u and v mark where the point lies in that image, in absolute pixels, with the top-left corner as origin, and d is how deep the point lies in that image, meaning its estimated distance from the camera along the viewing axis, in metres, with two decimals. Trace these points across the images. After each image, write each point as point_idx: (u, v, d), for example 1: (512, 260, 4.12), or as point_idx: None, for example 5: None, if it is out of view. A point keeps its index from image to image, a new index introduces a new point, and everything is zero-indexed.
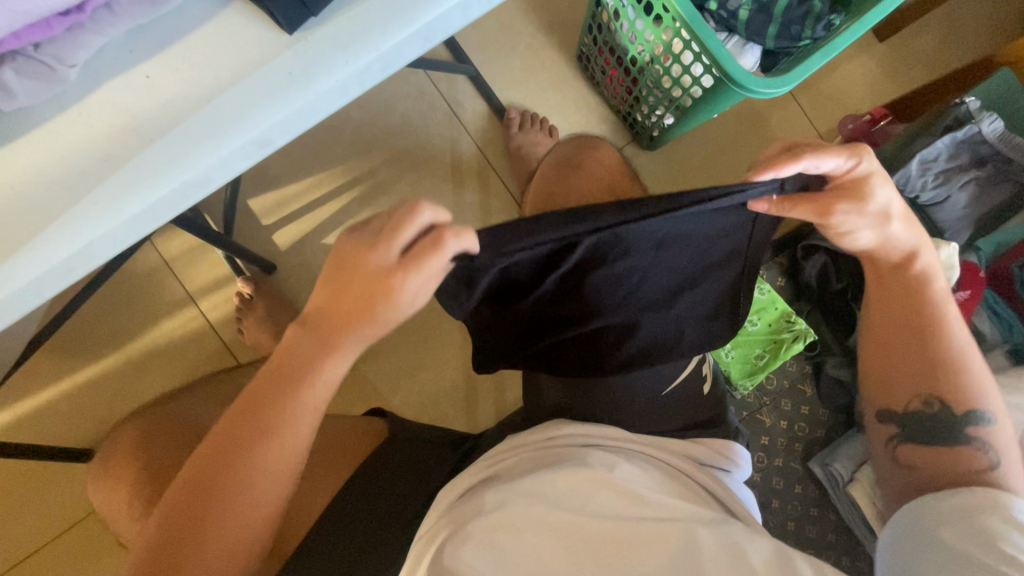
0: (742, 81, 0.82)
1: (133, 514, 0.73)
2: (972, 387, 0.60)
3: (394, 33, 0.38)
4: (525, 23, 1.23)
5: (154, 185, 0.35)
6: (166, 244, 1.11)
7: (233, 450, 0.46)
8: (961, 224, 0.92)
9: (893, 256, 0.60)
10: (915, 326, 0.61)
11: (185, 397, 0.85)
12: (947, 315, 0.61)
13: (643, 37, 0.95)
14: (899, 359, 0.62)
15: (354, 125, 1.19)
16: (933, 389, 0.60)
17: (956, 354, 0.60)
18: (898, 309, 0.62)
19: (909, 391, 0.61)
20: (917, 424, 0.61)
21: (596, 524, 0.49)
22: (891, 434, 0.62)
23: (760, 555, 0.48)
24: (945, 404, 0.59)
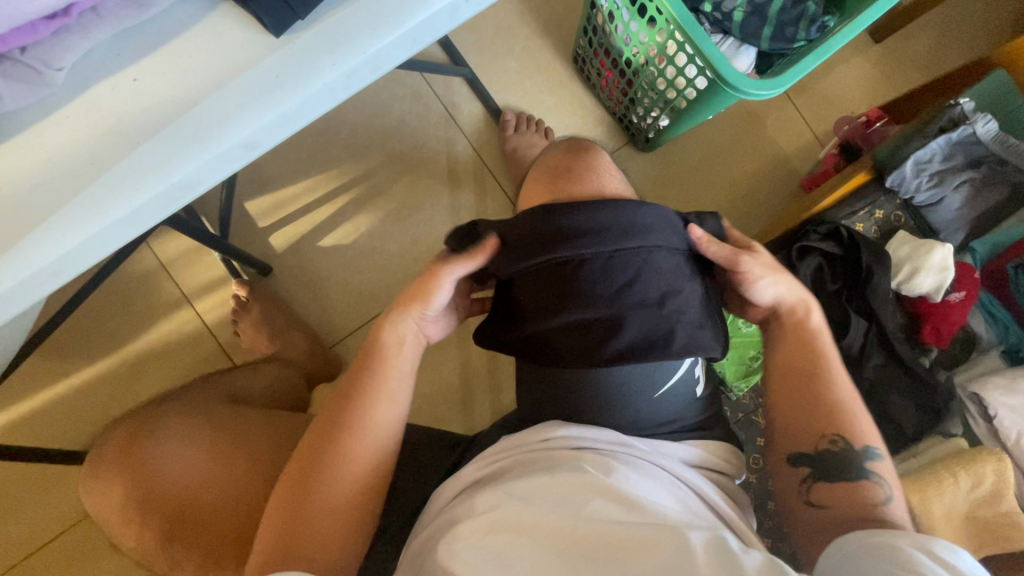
0: (735, 83, 0.83)
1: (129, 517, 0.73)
2: (864, 424, 0.63)
3: (382, 36, 0.38)
4: (522, 25, 1.24)
5: (141, 186, 0.36)
6: (162, 246, 1.12)
7: (327, 430, 0.59)
8: (956, 225, 0.92)
9: (792, 311, 0.70)
10: (815, 368, 0.66)
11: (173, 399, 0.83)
12: (831, 364, 0.67)
13: (638, 39, 0.95)
14: (791, 398, 0.66)
15: (351, 127, 1.20)
16: (837, 429, 0.62)
17: (845, 400, 0.64)
18: (789, 351, 0.68)
19: (816, 432, 0.63)
20: (826, 464, 0.61)
21: (586, 527, 0.49)
22: (803, 476, 0.62)
23: (754, 561, 0.46)
24: (846, 440, 0.62)
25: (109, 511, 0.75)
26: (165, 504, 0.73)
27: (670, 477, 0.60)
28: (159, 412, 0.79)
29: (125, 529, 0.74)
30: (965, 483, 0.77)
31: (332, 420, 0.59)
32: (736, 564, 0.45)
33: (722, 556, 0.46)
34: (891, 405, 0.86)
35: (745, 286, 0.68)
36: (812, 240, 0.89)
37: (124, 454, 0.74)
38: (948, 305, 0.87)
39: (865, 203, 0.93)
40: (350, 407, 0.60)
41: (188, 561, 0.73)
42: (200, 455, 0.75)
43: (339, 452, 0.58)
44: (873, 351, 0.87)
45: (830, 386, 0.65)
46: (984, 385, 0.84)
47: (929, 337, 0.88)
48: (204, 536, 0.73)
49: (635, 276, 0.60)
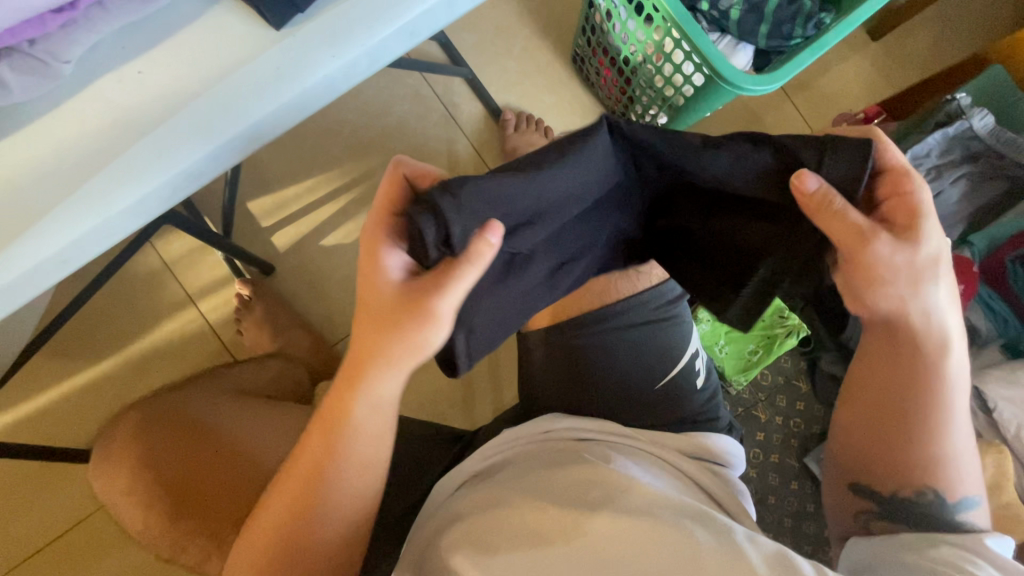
0: (733, 79, 0.83)
1: (134, 499, 0.70)
2: (958, 475, 0.58)
3: (380, 29, 0.39)
4: (521, 25, 1.25)
5: (147, 177, 0.37)
6: (166, 247, 1.13)
7: (294, 506, 0.55)
8: (953, 219, 0.93)
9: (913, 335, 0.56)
10: (914, 402, 0.58)
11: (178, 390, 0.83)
12: (946, 404, 0.58)
13: (635, 38, 0.96)
14: (871, 433, 0.61)
15: (352, 127, 1.21)
16: (927, 481, 0.58)
17: (942, 446, 0.58)
18: (883, 377, 0.59)
19: (901, 479, 0.59)
20: (900, 509, 0.59)
21: (588, 518, 0.49)
22: (866, 509, 0.61)
23: (759, 552, 0.47)
24: (936, 494, 0.58)
25: (116, 489, 0.71)
26: (170, 482, 0.70)
27: (672, 469, 0.60)
28: (173, 399, 0.79)
29: (129, 508, 0.70)
30: None
31: (300, 498, 0.55)
32: (740, 553, 0.46)
33: (728, 546, 0.47)
34: None
35: (870, 287, 0.52)
36: None
37: (148, 423, 0.74)
38: None
39: None
40: (311, 481, 0.55)
41: (190, 544, 0.68)
42: (190, 445, 0.73)
43: (315, 529, 0.55)
44: None
45: (933, 432, 0.58)
46: (984, 377, 0.83)
47: None
48: (206, 517, 0.70)
49: (621, 211, 0.56)
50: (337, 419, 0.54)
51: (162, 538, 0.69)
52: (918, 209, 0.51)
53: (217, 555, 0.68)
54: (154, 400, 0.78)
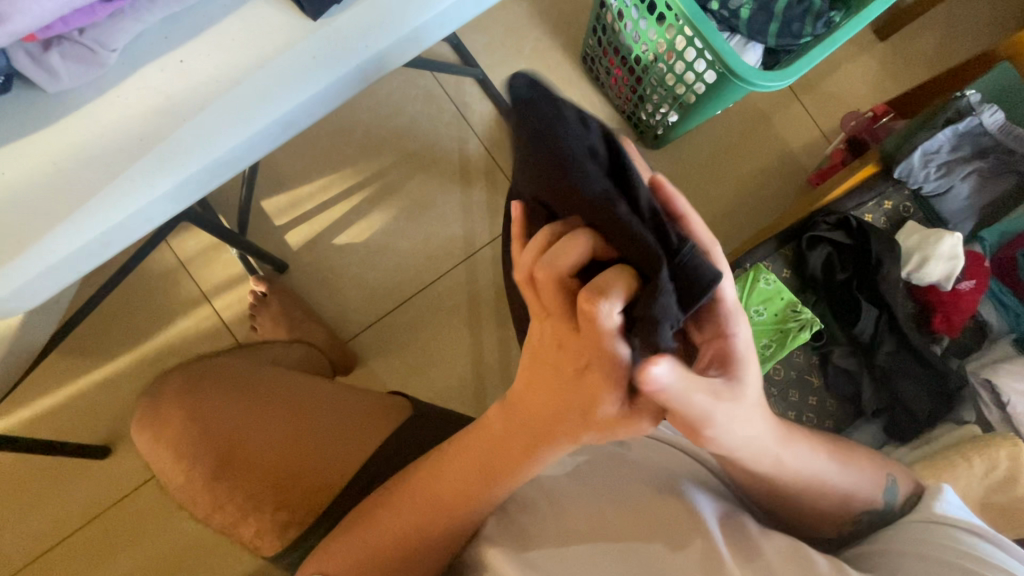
0: (745, 76, 0.84)
1: (178, 454, 0.71)
2: (868, 482, 0.54)
3: (413, 20, 0.40)
4: (531, 27, 1.27)
5: (190, 161, 0.38)
6: (181, 245, 1.14)
7: (411, 529, 0.52)
8: (965, 215, 0.92)
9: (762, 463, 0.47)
10: (789, 496, 0.51)
11: (216, 359, 0.82)
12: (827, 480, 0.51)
13: (647, 37, 0.97)
14: (774, 511, 0.55)
15: (366, 128, 1.23)
16: (854, 512, 0.54)
17: (840, 491, 0.52)
18: (750, 487, 0.50)
19: (830, 525, 0.55)
20: (849, 534, 0.56)
21: (612, 515, 0.50)
22: (820, 547, 0.58)
23: (775, 549, 0.47)
24: (866, 516, 0.54)
25: (162, 452, 0.72)
26: (218, 442, 0.70)
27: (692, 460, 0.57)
28: (218, 366, 0.79)
29: (173, 465, 0.71)
30: (980, 467, 0.77)
31: (428, 517, 0.52)
32: (754, 551, 0.46)
33: (742, 543, 0.47)
34: (901, 390, 0.85)
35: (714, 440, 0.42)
36: (820, 231, 0.89)
37: (196, 390, 0.74)
38: (959, 294, 0.88)
39: (875, 194, 0.93)
40: (445, 504, 0.51)
41: (229, 503, 0.69)
42: (243, 411, 0.73)
43: (430, 542, 0.52)
44: (884, 338, 0.86)
45: (824, 488, 0.51)
46: (996, 370, 0.85)
47: (940, 325, 0.89)
48: (245, 479, 0.69)
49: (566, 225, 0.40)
50: (493, 468, 0.47)
51: (203, 495, 0.70)
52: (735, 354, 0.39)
53: (254, 515, 0.67)
54: (199, 368, 0.78)
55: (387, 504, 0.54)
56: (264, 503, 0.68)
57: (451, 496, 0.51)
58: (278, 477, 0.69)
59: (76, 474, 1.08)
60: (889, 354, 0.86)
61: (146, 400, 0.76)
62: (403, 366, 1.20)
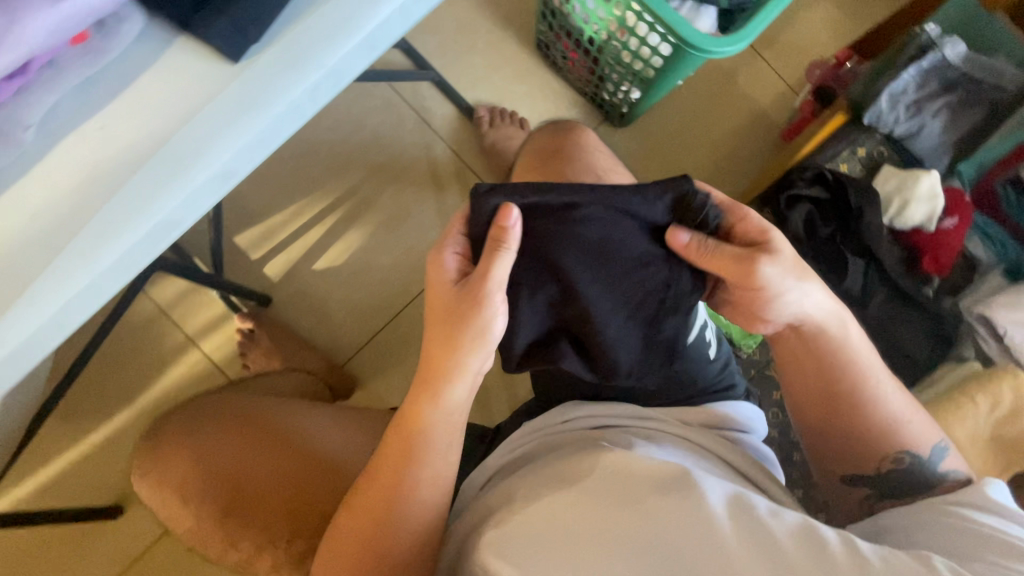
0: (699, 44, 0.82)
1: (181, 498, 0.67)
2: (916, 427, 0.60)
3: (339, 47, 0.38)
4: (481, 20, 1.24)
5: (129, 229, 0.36)
6: (159, 292, 1.13)
7: (380, 507, 0.57)
8: (939, 151, 0.91)
9: (816, 329, 0.59)
10: (839, 393, 0.60)
11: (205, 398, 0.80)
12: (871, 390, 0.60)
13: (596, 16, 0.94)
14: (832, 422, 0.62)
15: (329, 147, 1.21)
16: (901, 446, 0.59)
17: (885, 410, 0.60)
18: (816, 370, 0.61)
19: (877, 453, 0.60)
20: (891, 483, 0.60)
21: (611, 506, 0.48)
22: (865, 494, 0.62)
23: (783, 526, 0.45)
24: (911, 455, 0.59)
25: (167, 500, 0.68)
26: (219, 482, 0.67)
27: (694, 447, 0.59)
28: (212, 400, 0.79)
29: (176, 508, 0.68)
30: (985, 405, 0.77)
31: (388, 491, 0.57)
32: (761, 528, 0.45)
33: (750, 518, 0.46)
34: (900, 337, 0.84)
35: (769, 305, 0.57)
36: (798, 189, 0.88)
37: (191, 426, 0.72)
38: (944, 232, 0.87)
39: (846, 143, 0.92)
40: (398, 482, 0.57)
41: (240, 541, 0.65)
42: (249, 443, 0.71)
43: (399, 518, 0.57)
44: (875, 287, 0.85)
45: (874, 397, 0.60)
46: (990, 303, 0.82)
47: (929, 265, 0.88)
48: (258, 514, 0.67)
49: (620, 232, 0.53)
50: (422, 433, 0.57)
51: (212, 539, 0.66)
52: (763, 228, 0.56)
53: (269, 550, 0.65)
54: (197, 406, 0.77)
55: (359, 484, 0.60)
56: (280, 535, 0.66)
57: (403, 474, 0.57)
58: (293, 503, 0.69)
59: (91, 538, 1.07)
60: (882, 303, 0.85)
61: (146, 445, 0.75)
62: (404, 382, 1.19)
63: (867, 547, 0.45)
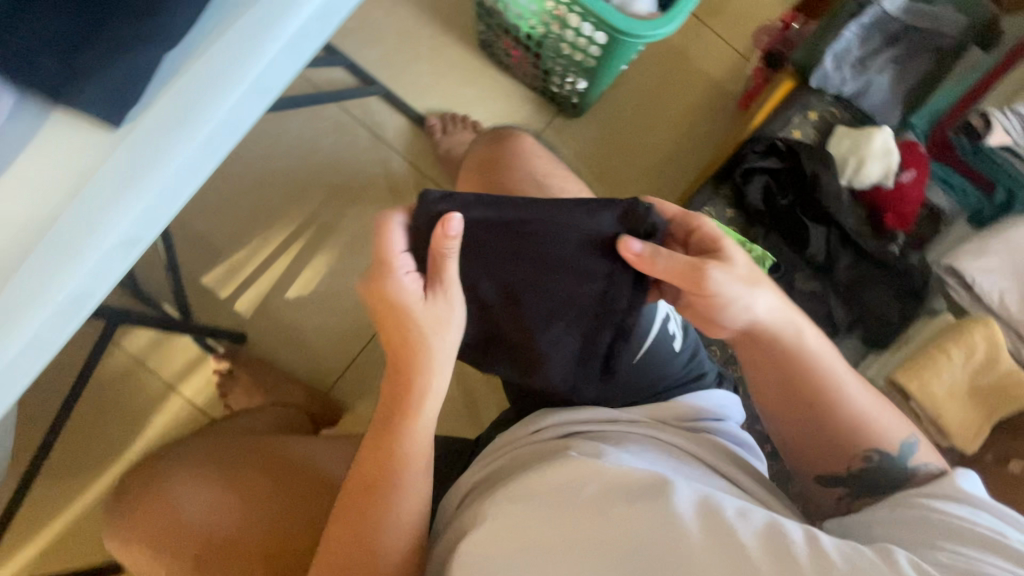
0: (629, 30, 0.80)
1: (160, 550, 0.68)
2: (885, 420, 0.56)
3: (226, 96, 0.37)
4: (422, 27, 1.23)
5: (28, 316, 0.35)
6: (131, 342, 1.12)
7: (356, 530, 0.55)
8: (888, 107, 0.90)
9: (769, 327, 0.55)
10: (802, 390, 0.56)
11: (175, 448, 0.79)
12: (835, 386, 0.56)
13: (530, 11, 0.92)
14: (806, 421, 0.57)
15: (285, 174, 1.20)
16: (869, 442, 0.55)
17: (850, 405, 0.56)
18: (774, 369, 0.57)
19: (845, 451, 0.56)
20: (863, 482, 0.56)
21: (576, 521, 0.47)
22: (840, 494, 0.57)
23: (750, 529, 0.44)
24: (880, 452, 0.55)
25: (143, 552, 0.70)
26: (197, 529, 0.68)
27: (667, 446, 0.59)
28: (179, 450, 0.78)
29: (157, 563, 0.69)
30: (959, 356, 0.77)
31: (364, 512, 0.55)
32: (728, 532, 0.44)
33: (717, 524, 0.44)
34: (870, 299, 0.84)
35: (716, 308, 0.54)
36: (751, 162, 0.87)
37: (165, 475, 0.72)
38: (903, 186, 0.86)
39: (797, 109, 0.91)
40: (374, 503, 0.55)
41: None
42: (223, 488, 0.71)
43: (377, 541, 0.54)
44: (839, 253, 0.85)
45: (840, 397, 0.56)
46: (956, 255, 0.82)
47: (890, 220, 0.87)
48: (228, 565, 0.66)
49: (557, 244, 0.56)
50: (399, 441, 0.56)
51: None
52: (717, 237, 0.56)
53: None
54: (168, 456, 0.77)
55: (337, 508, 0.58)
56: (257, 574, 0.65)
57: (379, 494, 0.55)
58: (270, 545, 0.68)
59: None
60: (849, 267, 0.85)
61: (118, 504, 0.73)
62: None
63: (837, 543, 0.43)
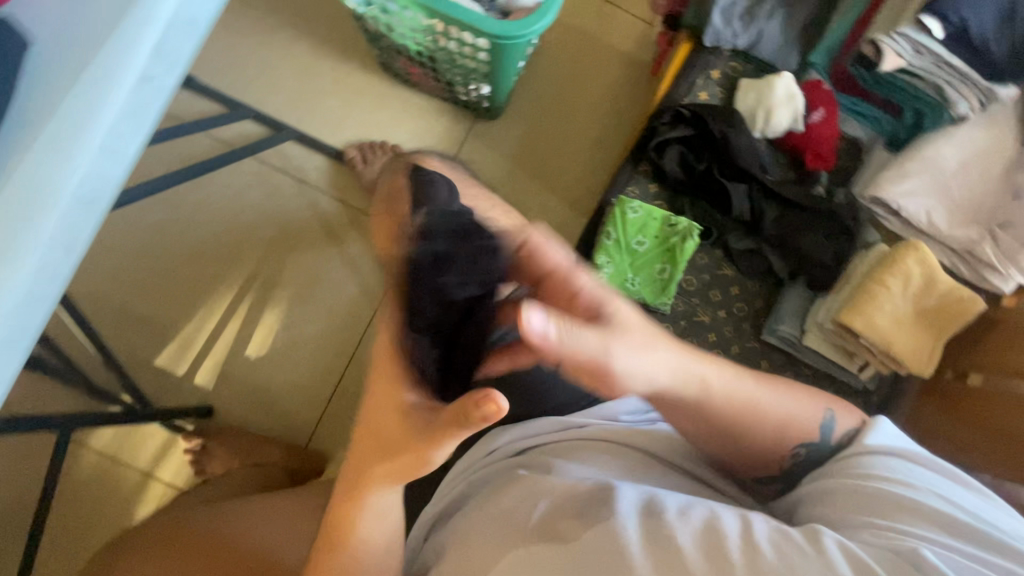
0: (504, 34, 0.79)
1: None
2: (802, 407, 0.55)
3: (45, 220, 0.35)
4: (322, 61, 1.21)
5: None
6: (98, 438, 1.11)
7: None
8: (786, 50, 0.89)
9: (678, 390, 0.50)
10: (724, 417, 0.53)
11: (143, 527, 0.77)
12: (758, 400, 0.53)
13: (413, 31, 0.90)
14: (730, 442, 0.54)
15: (215, 238, 1.18)
16: (797, 438, 0.54)
17: (773, 411, 0.54)
18: (689, 415, 0.53)
19: (776, 450, 0.54)
20: (797, 474, 0.55)
21: (518, 544, 0.47)
22: (777, 488, 0.56)
23: (688, 528, 0.44)
24: (807, 446, 0.54)
25: None
26: None
27: (620, 446, 0.58)
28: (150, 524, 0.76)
29: None
30: (896, 285, 0.77)
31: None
32: (665, 536, 0.43)
33: (655, 527, 0.44)
34: (804, 245, 0.83)
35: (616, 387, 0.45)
36: (662, 134, 0.86)
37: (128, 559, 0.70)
38: (814, 127, 0.86)
39: (698, 70, 0.90)
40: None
41: None
42: (176, 558, 0.68)
43: None
44: (763, 207, 0.85)
45: (757, 410, 0.53)
46: (880, 182, 0.81)
47: (813, 163, 0.87)
48: None
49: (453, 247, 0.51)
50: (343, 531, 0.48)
51: None
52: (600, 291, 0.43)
53: None
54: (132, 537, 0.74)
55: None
56: None
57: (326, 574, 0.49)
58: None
59: None
60: (776, 220, 0.85)
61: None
62: None
63: (772, 530, 0.43)
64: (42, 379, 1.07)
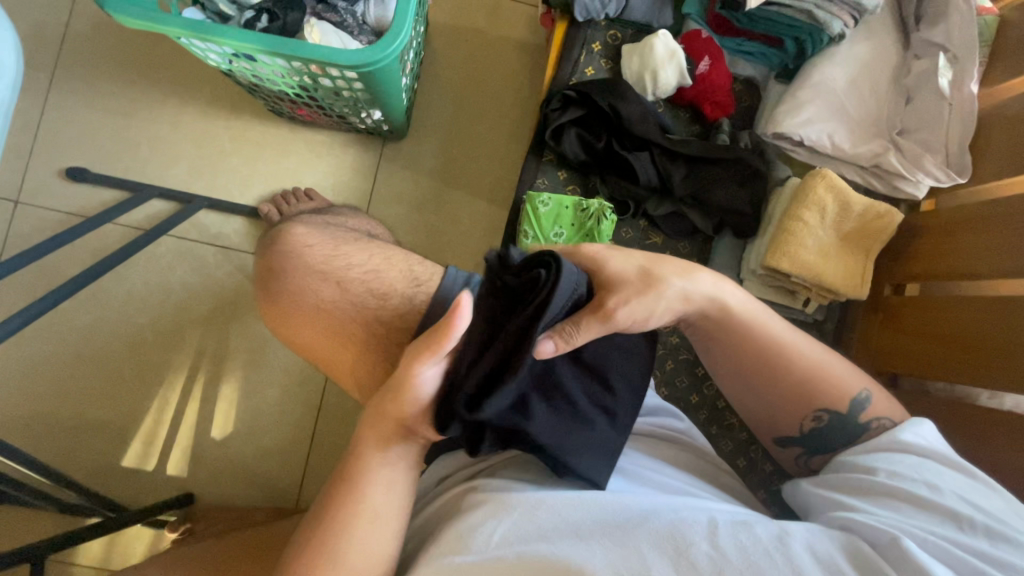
0: (367, 62, 0.76)
1: None
2: (842, 377, 0.63)
3: None
4: (214, 122, 1.17)
5: None
6: (85, 554, 1.09)
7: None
8: (658, 7, 0.88)
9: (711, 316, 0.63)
10: (759, 359, 0.64)
11: None
12: (793, 353, 0.63)
13: (282, 75, 0.87)
14: (767, 393, 0.65)
15: (152, 325, 1.15)
16: (818, 405, 0.63)
17: (806, 363, 0.63)
18: (725, 348, 0.65)
19: (801, 409, 0.64)
20: (813, 441, 0.65)
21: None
22: (798, 453, 0.66)
23: (657, 547, 0.48)
24: (830, 411, 0.62)
25: None
26: None
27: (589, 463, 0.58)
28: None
29: None
30: (815, 217, 0.77)
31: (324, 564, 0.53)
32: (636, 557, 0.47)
33: (625, 547, 0.48)
34: (719, 197, 0.83)
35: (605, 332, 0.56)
36: (556, 120, 0.83)
37: None
38: (704, 77, 0.85)
39: (579, 46, 0.88)
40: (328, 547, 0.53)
41: None
42: None
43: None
44: (671, 168, 0.83)
45: (789, 360, 0.63)
46: (776, 119, 0.80)
47: (712, 113, 0.86)
48: None
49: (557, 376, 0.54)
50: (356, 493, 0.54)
51: None
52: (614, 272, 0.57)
53: None
54: None
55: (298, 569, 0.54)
56: None
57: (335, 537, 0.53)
58: None
59: None
60: (686, 178, 0.83)
61: None
62: None
63: (736, 529, 0.49)
64: (11, 512, 1.04)
